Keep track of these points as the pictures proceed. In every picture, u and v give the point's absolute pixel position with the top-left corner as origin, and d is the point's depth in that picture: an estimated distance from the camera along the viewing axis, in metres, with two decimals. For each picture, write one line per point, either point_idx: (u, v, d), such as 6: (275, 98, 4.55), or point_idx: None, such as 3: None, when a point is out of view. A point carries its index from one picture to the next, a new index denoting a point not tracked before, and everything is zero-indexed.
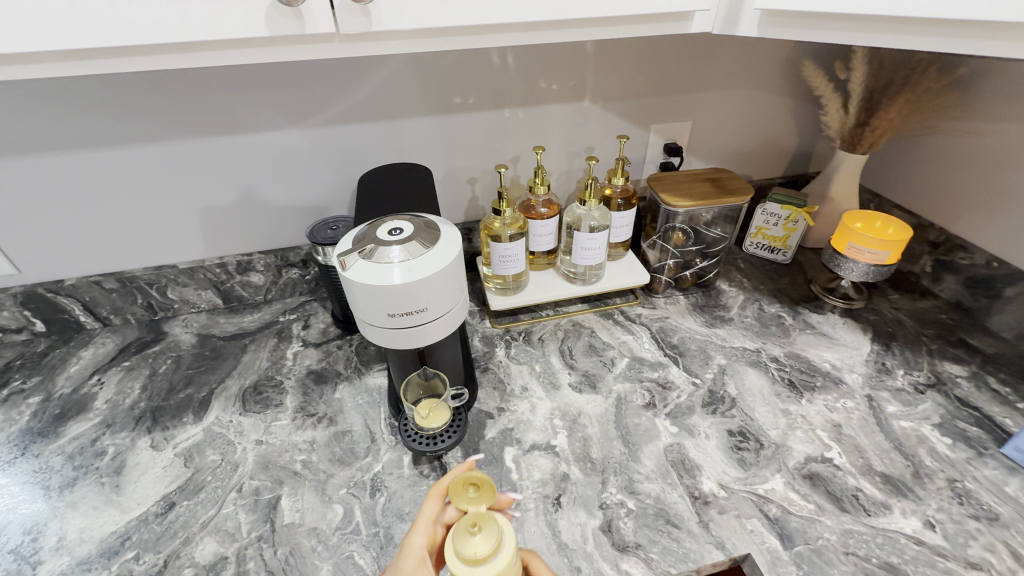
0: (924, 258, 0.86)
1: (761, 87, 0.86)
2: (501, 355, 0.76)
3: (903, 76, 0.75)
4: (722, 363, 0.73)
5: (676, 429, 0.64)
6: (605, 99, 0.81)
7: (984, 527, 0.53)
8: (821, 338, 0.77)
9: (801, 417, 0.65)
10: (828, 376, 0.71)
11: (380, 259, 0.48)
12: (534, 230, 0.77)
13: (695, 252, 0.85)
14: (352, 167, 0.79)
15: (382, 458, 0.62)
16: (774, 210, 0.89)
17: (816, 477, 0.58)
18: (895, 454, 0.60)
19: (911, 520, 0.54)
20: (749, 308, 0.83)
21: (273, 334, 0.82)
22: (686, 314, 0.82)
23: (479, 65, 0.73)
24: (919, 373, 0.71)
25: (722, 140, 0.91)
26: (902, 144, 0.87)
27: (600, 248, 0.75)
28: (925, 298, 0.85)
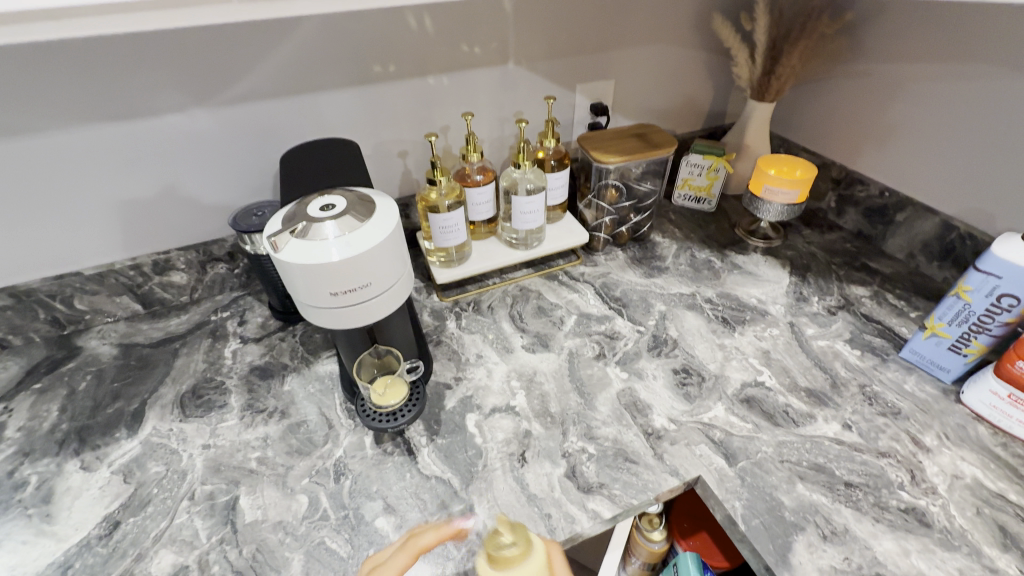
0: (829, 195, 0.95)
1: (675, 42, 0.89)
2: (453, 326, 0.76)
3: (801, 24, 0.80)
4: (662, 309, 0.78)
5: (626, 374, 0.68)
6: (529, 61, 0.80)
7: (890, 421, 0.61)
8: (747, 277, 0.84)
9: (735, 348, 0.71)
10: (755, 309, 0.77)
11: (315, 236, 0.46)
12: (471, 198, 0.77)
13: (630, 207, 0.87)
14: (272, 148, 0.74)
15: (342, 443, 0.60)
16: (697, 161, 0.93)
17: (752, 399, 0.64)
18: (815, 369, 0.68)
19: (833, 425, 0.61)
20: (682, 256, 0.88)
21: (206, 334, 0.77)
22: (626, 268, 0.86)
23: (396, 30, 0.70)
24: (831, 297, 0.79)
25: (645, 97, 0.94)
26: (804, 91, 0.94)
27: (538, 210, 0.76)
28: (832, 231, 0.94)
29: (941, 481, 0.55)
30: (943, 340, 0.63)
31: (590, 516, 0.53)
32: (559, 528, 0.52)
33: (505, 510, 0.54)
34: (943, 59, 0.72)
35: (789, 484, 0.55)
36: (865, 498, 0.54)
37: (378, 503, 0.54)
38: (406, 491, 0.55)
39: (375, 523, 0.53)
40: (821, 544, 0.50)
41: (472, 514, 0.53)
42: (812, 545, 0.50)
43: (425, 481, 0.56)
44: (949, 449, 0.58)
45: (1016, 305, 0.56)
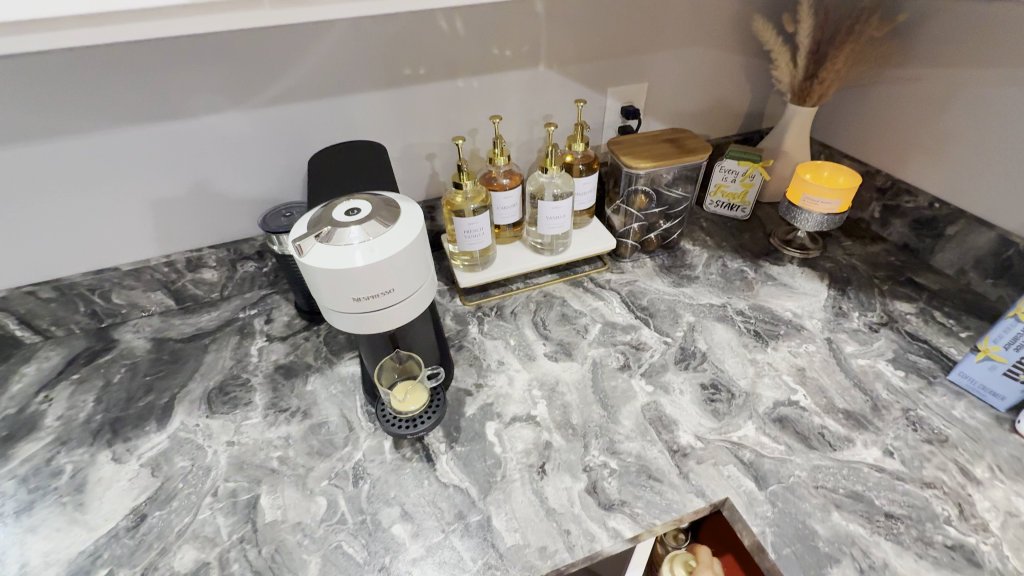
0: (873, 204, 0.90)
1: (712, 44, 0.86)
2: (475, 331, 0.76)
3: (848, 25, 0.76)
4: (691, 320, 0.75)
5: (652, 387, 0.66)
6: (560, 63, 0.79)
7: (936, 449, 0.57)
8: (782, 289, 0.80)
9: (768, 364, 0.68)
10: (790, 324, 0.74)
11: (340, 241, 0.45)
12: (497, 202, 0.76)
13: (659, 214, 0.85)
14: (302, 149, 0.74)
15: (361, 446, 0.60)
16: (731, 166, 0.90)
17: (786, 420, 0.61)
18: (854, 390, 0.64)
19: (873, 450, 0.57)
20: (713, 266, 0.85)
21: (235, 331, 0.78)
22: (653, 276, 0.83)
23: (427, 33, 0.69)
24: (873, 313, 0.75)
25: (678, 100, 0.91)
26: (849, 94, 0.89)
27: (565, 216, 0.75)
28: (875, 243, 0.89)
29: (994, 517, 0.51)
30: (997, 365, 0.59)
31: (611, 534, 0.51)
32: (578, 546, 0.50)
33: (523, 524, 0.52)
34: (1006, 62, 0.67)
35: (824, 512, 0.52)
36: (907, 531, 0.50)
37: (396, 509, 0.54)
38: (424, 499, 0.55)
39: (391, 529, 0.52)
40: None
41: (489, 525, 0.52)
42: None
43: (442, 489, 0.56)
44: (1003, 483, 0.54)
45: None
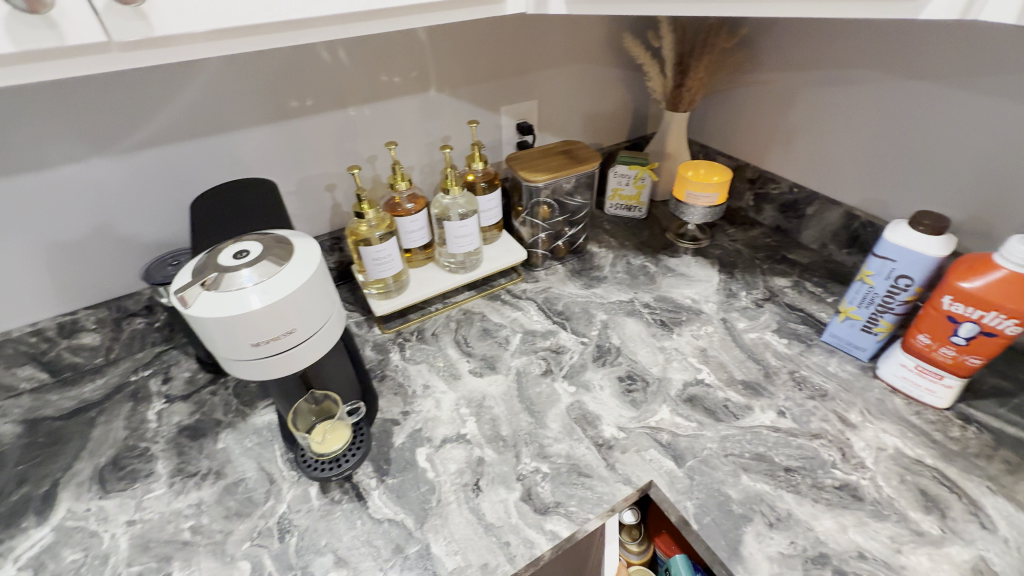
0: (746, 194, 1.01)
1: (591, 61, 0.92)
2: (397, 359, 0.74)
3: (702, 40, 0.86)
4: (604, 318, 0.80)
5: (574, 387, 0.69)
6: (451, 86, 0.81)
7: (819, 403, 0.65)
8: (680, 279, 0.87)
9: (675, 349, 0.74)
10: (690, 309, 0.80)
11: (230, 286, 0.43)
12: (404, 227, 0.75)
13: (563, 221, 0.89)
14: (186, 191, 0.70)
15: (285, 497, 0.57)
16: (623, 171, 0.97)
17: (695, 398, 0.66)
18: (749, 362, 0.71)
19: (769, 413, 0.64)
20: (619, 265, 0.91)
21: (127, 397, 0.71)
22: (566, 281, 0.87)
23: (309, 64, 0.69)
24: (757, 291, 0.84)
25: (568, 113, 0.96)
26: (714, 100, 1.00)
27: (473, 233, 0.76)
28: (754, 228, 1.00)
29: (868, 454, 0.59)
30: (856, 322, 0.68)
31: (549, 537, 0.52)
32: (519, 555, 0.51)
33: (463, 545, 0.52)
34: (828, 64, 0.79)
35: (734, 477, 0.57)
36: (803, 481, 0.56)
37: (328, 557, 0.52)
38: (358, 541, 0.53)
39: None
40: (768, 532, 0.52)
41: (429, 554, 0.52)
42: (760, 534, 0.52)
43: (376, 526, 0.54)
44: (872, 424, 0.62)
45: (911, 285, 0.61)
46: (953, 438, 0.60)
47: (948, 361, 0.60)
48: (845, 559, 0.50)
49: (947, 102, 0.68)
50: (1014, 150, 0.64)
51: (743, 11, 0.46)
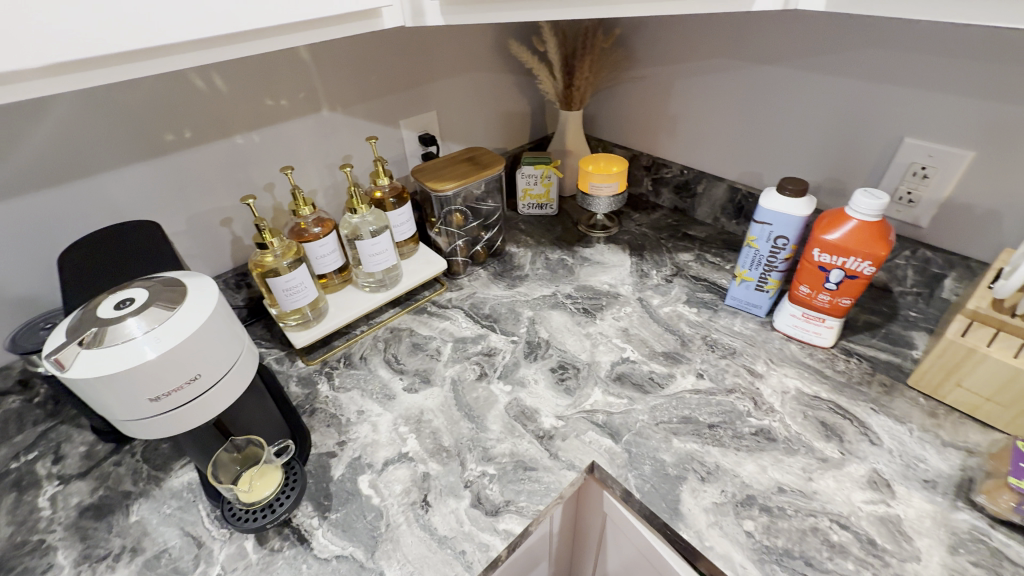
0: (645, 180, 1.08)
1: (482, 69, 0.95)
2: (326, 389, 0.71)
3: (582, 41, 0.91)
4: (530, 315, 0.82)
5: (510, 386, 0.70)
6: (344, 105, 0.79)
7: (730, 361, 0.71)
8: (596, 266, 0.92)
9: (600, 333, 0.77)
10: (609, 294, 0.85)
11: (116, 338, 0.40)
12: (314, 253, 0.73)
13: (478, 226, 0.90)
14: (53, 244, 0.62)
15: (217, 558, 0.53)
16: (530, 172, 1.00)
17: (623, 376, 0.70)
18: (666, 334, 0.76)
19: (689, 378, 0.69)
20: (538, 261, 0.93)
21: (8, 487, 0.61)
22: (489, 284, 0.88)
23: (183, 94, 0.64)
24: (665, 268, 0.90)
25: (468, 121, 0.98)
26: (603, 97, 1.06)
27: (387, 249, 0.74)
28: (656, 211, 1.07)
29: (776, 398, 0.65)
30: (750, 284, 0.76)
31: (503, 537, 0.53)
32: (476, 561, 0.51)
33: (418, 564, 0.51)
34: (693, 56, 0.88)
35: (667, 443, 0.61)
36: (725, 433, 0.62)
37: None
38: None
39: None
40: (702, 487, 0.56)
41: None
42: (695, 490, 0.56)
43: (324, 566, 0.51)
44: (775, 371, 0.69)
45: (787, 243, 0.69)
46: (840, 371, 0.68)
47: (826, 305, 0.68)
48: (768, 496, 0.55)
49: (794, 81, 0.78)
50: (852, 118, 0.74)
51: (605, 13, 0.50)
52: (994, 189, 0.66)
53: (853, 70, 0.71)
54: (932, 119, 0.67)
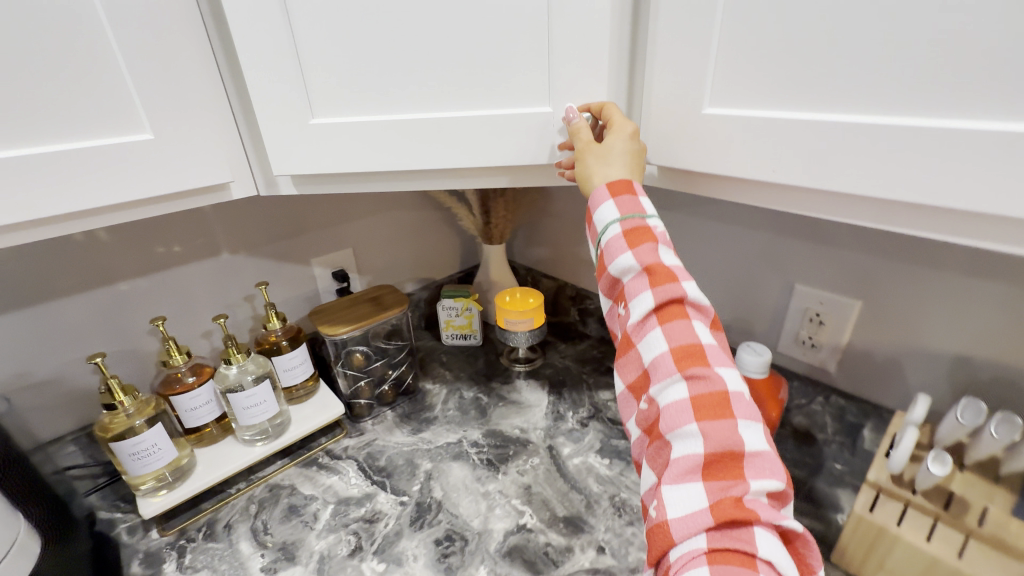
0: (571, 310, 1.07)
1: (403, 207, 0.98)
2: (171, 571, 0.61)
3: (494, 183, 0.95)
4: (428, 468, 0.74)
5: (384, 565, 0.61)
6: (247, 248, 0.80)
7: (637, 529, 0.63)
8: (511, 407, 0.86)
9: (499, 492, 0.70)
10: (518, 441, 0.78)
11: None
12: (183, 405, 0.67)
13: (383, 365, 0.86)
14: None
15: None
16: (450, 304, 0.99)
17: (515, 550, 0.62)
18: (572, 493, 0.69)
19: (588, 553, 0.61)
20: (451, 401, 0.88)
21: None
22: (393, 429, 0.82)
23: (58, 246, 0.63)
24: (583, 409, 0.85)
25: (389, 255, 0.99)
26: (528, 230, 1.09)
27: (266, 399, 0.69)
28: (583, 340, 1.04)
29: None
30: None
31: None
32: None
33: None
34: None
35: None
36: None
37: None
38: None
39: None
40: None
41: None
42: None
43: None
44: None
45: None
46: None
47: None
48: None
49: (691, 226, 0.80)
50: (751, 262, 0.74)
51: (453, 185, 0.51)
52: (886, 338, 0.64)
53: (736, 220, 0.73)
54: (815, 268, 0.68)
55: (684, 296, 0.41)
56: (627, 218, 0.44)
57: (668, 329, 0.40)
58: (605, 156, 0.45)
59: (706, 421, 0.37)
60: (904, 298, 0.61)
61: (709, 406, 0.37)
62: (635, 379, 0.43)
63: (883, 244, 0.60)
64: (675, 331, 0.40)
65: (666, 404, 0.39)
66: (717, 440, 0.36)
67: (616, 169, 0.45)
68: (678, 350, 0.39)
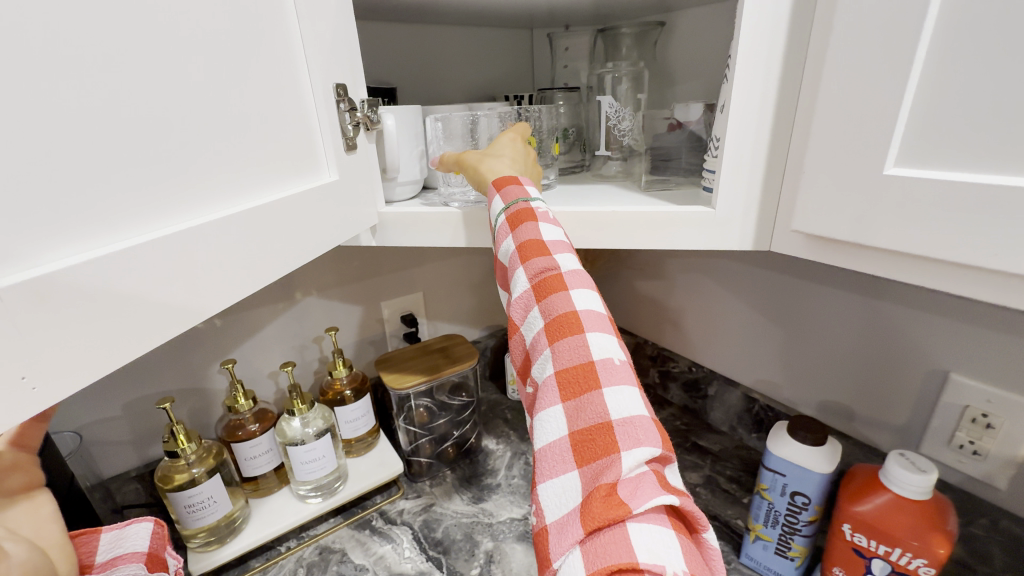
0: (650, 371, 0.96)
1: (475, 252, 0.94)
2: None
3: None
4: (488, 548, 0.66)
5: None
6: (319, 288, 0.78)
7: None
8: None
9: None
10: None
11: None
12: (243, 453, 0.64)
13: (447, 424, 0.81)
14: None
15: None
16: None
17: None
18: None
19: None
20: (514, 467, 0.80)
21: None
22: (451, 495, 0.75)
23: None
24: None
25: (457, 300, 0.95)
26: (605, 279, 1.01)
27: (324, 454, 0.65)
28: (662, 407, 0.93)
29: None
30: (768, 544, 0.57)
31: None
32: None
33: None
34: (692, 253, 0.83)
35: None
36: None
37: None
38: None
39: None
40: None
41: None
42: None
43: None
44: None
45: (809, 503, 0.53)
46: None
47: None
48: None
49: (805, 291, 0.69)
50: (881, 341, 0.62)
51: None
52: None
53: (868, 289, 0.62)
54: (983, 359, 0.54)
55: (561, 271, 0.38)
56: (510, 205, 0.43)
57: (572, 407, 0.33)
58: (483, 158, 0.48)
59: (575, 405, 0.33)
60: None
61: (577, 382, 0.33)
62: (522, 364, 0.40)
63: None
64: (590, 410, 0.32)
65: (544, 386, 0.35)
66: (593, 420, 0.31)
67: (499, 163, 0.47)
68: (580, 432, 0.32)
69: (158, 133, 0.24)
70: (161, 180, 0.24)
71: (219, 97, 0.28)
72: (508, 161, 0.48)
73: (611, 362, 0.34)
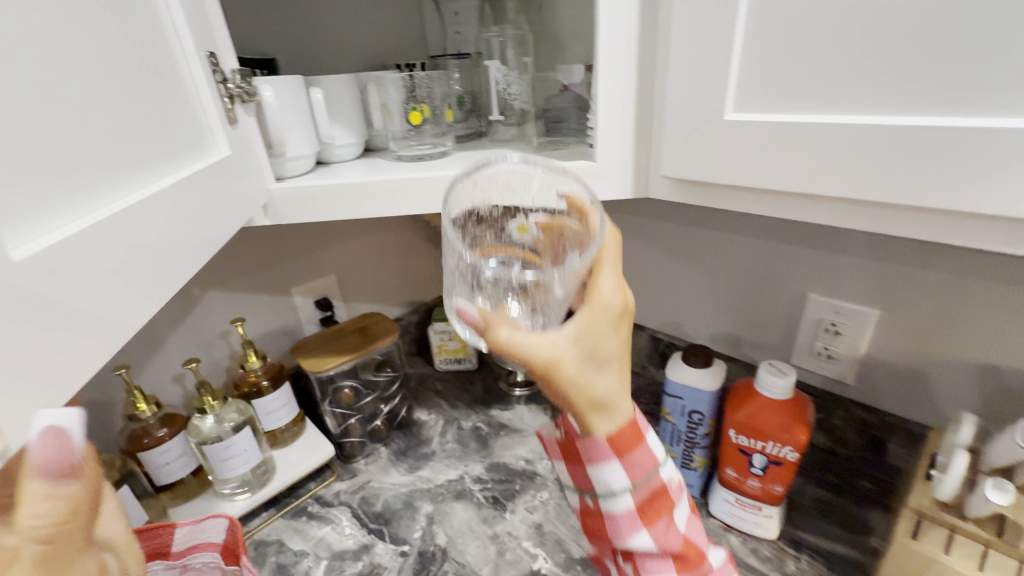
0: None
1: (387, 228, 0.93)
2: None
3: None
4: (429, 511, 0.68)
5: None
6: (219, 281, 0.73)
7: None
8: (513, 436, 0.81)
9: (507, 534, 0.64)
10: (525, 474, 0.73)
11: None
12: (153, 462, 0.61)
13: (375, 400, 0.81)
14: None
15: None
16: (442, 328, 0.93)
17: None
18: None
19: None
20: (448, 433, 0.82)
21: None
22: (387, 469, 0.76)
23: None
24: None
25: (374, 279, 0.94)
26: None
27: (247, 449, 0.63)
28: None
29: None
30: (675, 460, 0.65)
31: None
32: None
33: None
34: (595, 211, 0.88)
35: None
36: None
37: None
38: None
39: None
40: None
41: None
42: None
43: None
44: None
45: (703, 418, 0.60)
46: None
47: (758, 492, 0.58)
48: None
49: (693, 237, 0.77)
50: (754, 274, 0.71)
51: None
52: (907, 350, 0.61)
53: (741, 229, 0.70)
54: (829, 278, 0.64)
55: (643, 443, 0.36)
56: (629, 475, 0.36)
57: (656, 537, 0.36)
58: (585, 363, 0.31)
59: (656, 531, 0.37)
60: (925, 307, 0.58)
61: (654, 508, 0.37)
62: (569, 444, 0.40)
63: (900, 252, 0.58)
64: (662, 535, 0.37)
65: (619, 516, 0.37)
66: (672, 544, 0.37)
67: (605, 384, 0.32)
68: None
69: (90, 107, 0.24)
70: (104, 156, 0.24)
71: (124, 70, 0.27)
72: (617, 343, 0.32)
73: (675, 483, 0.38)
